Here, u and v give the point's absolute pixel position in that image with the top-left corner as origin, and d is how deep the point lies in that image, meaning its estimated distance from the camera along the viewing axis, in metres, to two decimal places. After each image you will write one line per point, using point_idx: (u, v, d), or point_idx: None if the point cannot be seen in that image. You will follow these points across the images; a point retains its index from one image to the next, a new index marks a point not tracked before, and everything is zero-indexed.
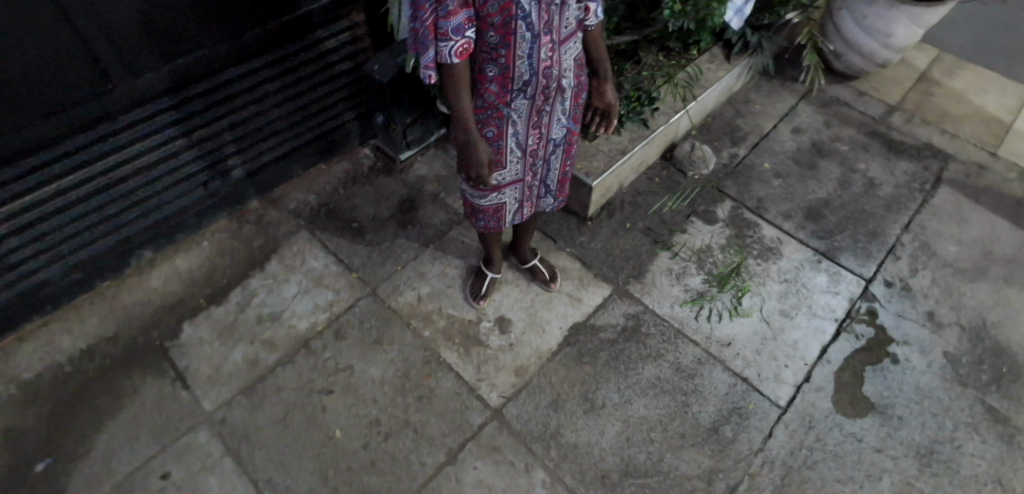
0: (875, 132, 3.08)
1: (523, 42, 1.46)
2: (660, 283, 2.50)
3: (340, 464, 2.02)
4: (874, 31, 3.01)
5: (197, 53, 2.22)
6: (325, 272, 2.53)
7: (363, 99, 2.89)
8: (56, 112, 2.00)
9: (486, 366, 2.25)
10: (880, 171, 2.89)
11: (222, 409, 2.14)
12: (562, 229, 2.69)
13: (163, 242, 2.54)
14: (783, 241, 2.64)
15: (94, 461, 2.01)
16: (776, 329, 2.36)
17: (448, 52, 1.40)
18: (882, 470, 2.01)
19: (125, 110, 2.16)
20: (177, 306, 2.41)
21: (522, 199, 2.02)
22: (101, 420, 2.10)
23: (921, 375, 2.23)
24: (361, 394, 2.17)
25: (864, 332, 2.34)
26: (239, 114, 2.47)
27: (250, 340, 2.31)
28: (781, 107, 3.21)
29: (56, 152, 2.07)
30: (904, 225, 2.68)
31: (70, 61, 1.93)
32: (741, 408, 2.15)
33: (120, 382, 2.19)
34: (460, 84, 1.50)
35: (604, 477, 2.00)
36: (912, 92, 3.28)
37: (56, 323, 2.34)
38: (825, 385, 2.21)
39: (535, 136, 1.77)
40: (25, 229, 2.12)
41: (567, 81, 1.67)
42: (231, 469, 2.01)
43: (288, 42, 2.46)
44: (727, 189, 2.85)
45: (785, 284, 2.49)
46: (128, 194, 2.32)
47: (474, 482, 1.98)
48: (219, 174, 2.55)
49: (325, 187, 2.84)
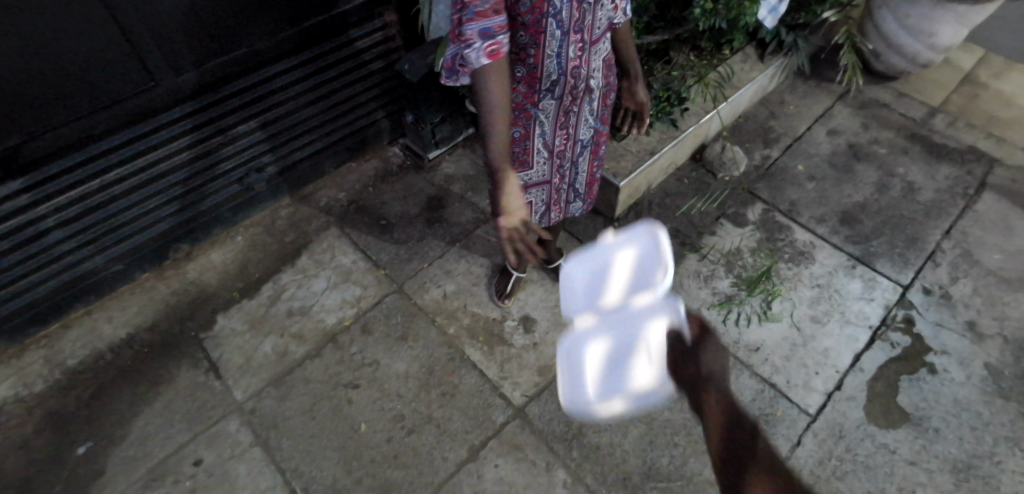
0: (916, 135, 2.97)
1: (553, 40, 1.45)
2: (687, 286, 2.48)
3: (364, 456, 2.05)
4: (917, 31, 2.92)
5: (235, 51, 2.28)
6: (353, 267, 2.57)
7: (394, 97, 2.93)
8: (101, 107, 2.08)
9: (509, 364, 2.26)
10: (920, 175, 2.80)
11: (252, 399, 2.19)
12: (588, 229, 2.68)
13: (198, 236, 2.61)
14: (816, 246, 2.58)
15: (131, 444, 2.09)
16: (806, 336, 2.30)
17: (476, 52, 1.37)
18: (915, 484, 1.95)
19: (165, 108, 2.23)
20: (212, 297, 2.48)
21: (549, 202, 2.02)
22: (138, 405, 2.18)
23: (960, 388, 2.15)
24: (386, 388, 2.21)
25: (900, 341, 2.27)
26: (273, 111, 2.53)
27: (280, 333, 2.37)
28: (817, 109, 3.14)
29: (100, 147, 2.15)
30: (945, 231, 2.59)
31: (115, 57, 2.00)
32: (769, 415, 2.11)
33: (156, 369, 2.27)
34: (500, 157, 1.55)
35: (626, 479, 1.99)
36: (957, 95, 3.16)
37: (98, 311, 2.44)
38: (856, 394, 2.15)
39: (562, 137, 1.78)
40: (72, 221, 2.21)
41: (596, 82, 1.67)
42: (260, 457, 2.06)
43: (322, 41, 2.50)
44: (758, 191, 2.79)
45: (817, 289, 2.44)
46: (168, 189, 2.40)
47: (495, 478, 1.99)
48: (254, 170, 2.62)
49: (355, 184, 2.89)
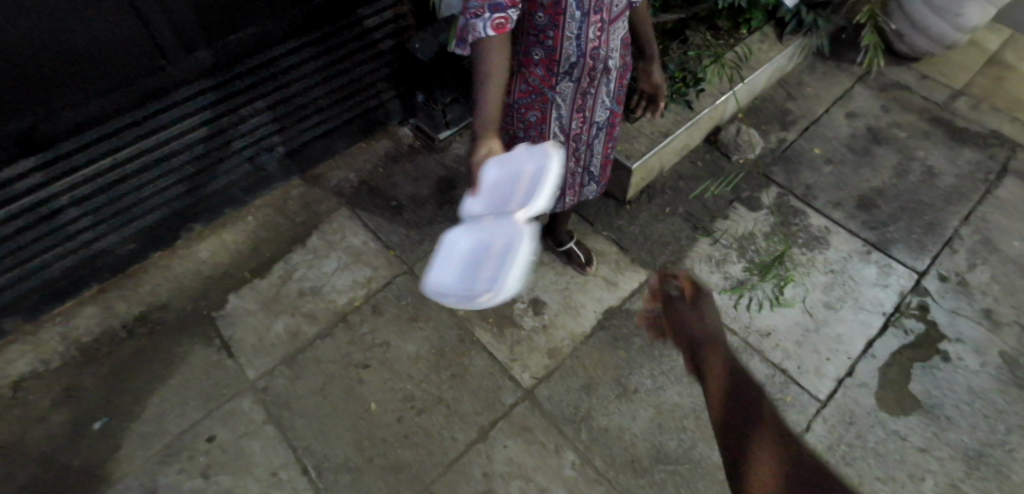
0: (938, 118, 2.90)
1: (572, 21, 1.41)
2: (699, 269, 2.45)
3: (375, 436, 2.08)
4: (942, 10, 2.83)
5: (247, 29, 2.27)
6: (364, 248, 2.57)
7: (405, 78, 2.88)
8: (114, 88, 2.08)
9: (519, 346, 2.27)
10: (941, 159, 2.74)
11: (265, 378, 2.22)
12: (600, 212, 2.65)
13: (210, 216, 2.62)
14: (831, 231, 2.54)
15: (147, 421, 2.13)
16: (819, 321, 2.29)
17: (484, 24, 1.30)
18: (926, 471, 1.95)
19: (175, 87, 2.22)
20: (225, 277, 2.49)
21: (564, 186, 2.01)
22: (154, 382, 2.21)
23: (974, 376, 2.13)
24: (397, 368, 2.22)
25: (914, 327, 2.25)
26: (284, 91, 2.50)
27: (292, 312, 2.38)
28: (836, 91, 3.07)
29: (112, 126, 2.14)
30: (963, 217, 2.54)
31: (130, 39, 2.00)
32: (778, 401, 2.11)
33: (171, 347, 2.30)
34: (489, 122, 1.40)
35: (634, 462, 2.00)
36: (981, 76, 3.08)
37: (112, 289, 2.46)
38: (868, 381, 2.14)
39: (578, 120, 1.74)
40: (84, 201, 2.22)
41: (614, 62, 1.63)
42: (273, 435, 2.09)
43: (332, 20, 2.48)
44: (774, 175, 2.75)
45: (831, 275, 2.41)
46: (179, 169, 2.39)
47: (504, 459, 2.01)
48: (264, 150, 2.60)
49: (366, 164, 2.87)
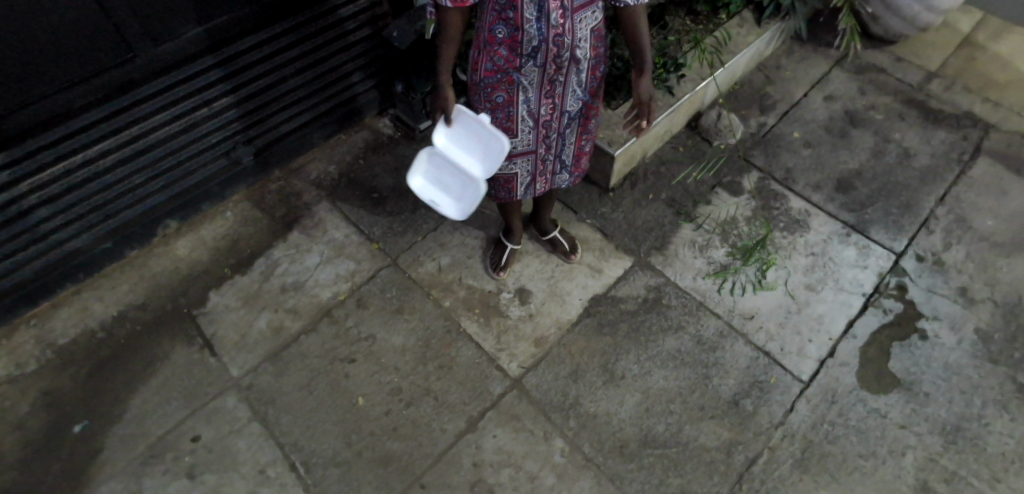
0: (913, 100, 2.95)
1: (530, 3, 1.41)
2: (682, 254, 2.47)
3: (363, 429, 2.07)
4: None
5: (218, 19, 2.19)
6: (346, 241, 2.54)
7: (382, 67, 2.83)
8: (80, 81, 2.00)
9: (506, 335, 2.27)
10: (916, 140, 2.79)
11: (249, 375, 2.19)
12: (584, 200, 2.65)
13: (187, 212, 2.57)
14: (810, 213, 2.57)
15: (129, 421, 2.09)
16: (800, 303, 2.32)
17: None
18: (905, 446, 1.99)
19: (144, 80, 2.14)
20: (205, 273, 2.45)
21: (535, 173, 1.98)
22: (135, 384, 2.17)
23: (950, 352, 2.18)
24: (383, 361, 2.21)
25: (892, 307, 2.29)
26: (256, 82, 2.44)
27: (275, 308, 2.35)
28: (814, 74, 3.09)
29: (81, 120, 2.07)
30: (939, 197, 2.59)
31: (89, 27, 1.92)
32: (763, 382, 2.14)
33: (151, 347, 2.25)
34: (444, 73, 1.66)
35: (622, 447, 2.02)
36: (954, 58, 3.12)
37: (88, 290, 2.41)
38: (849, 360, 2.18)
39: (547, 106, 1.71)
40: (53, 199, 2.15)
41: (582, 53, 1.58)
42: (259, 432, 2.07)
43: (303, 9, 2.40)
44: (754, 158, 2.77)
45: (811, 257, 2.44)
46: (154, 164, 2.34)
47: (494, 448, 2.02)
48: (240, 143, 2.55)
49: (346, 156, 2.83)
